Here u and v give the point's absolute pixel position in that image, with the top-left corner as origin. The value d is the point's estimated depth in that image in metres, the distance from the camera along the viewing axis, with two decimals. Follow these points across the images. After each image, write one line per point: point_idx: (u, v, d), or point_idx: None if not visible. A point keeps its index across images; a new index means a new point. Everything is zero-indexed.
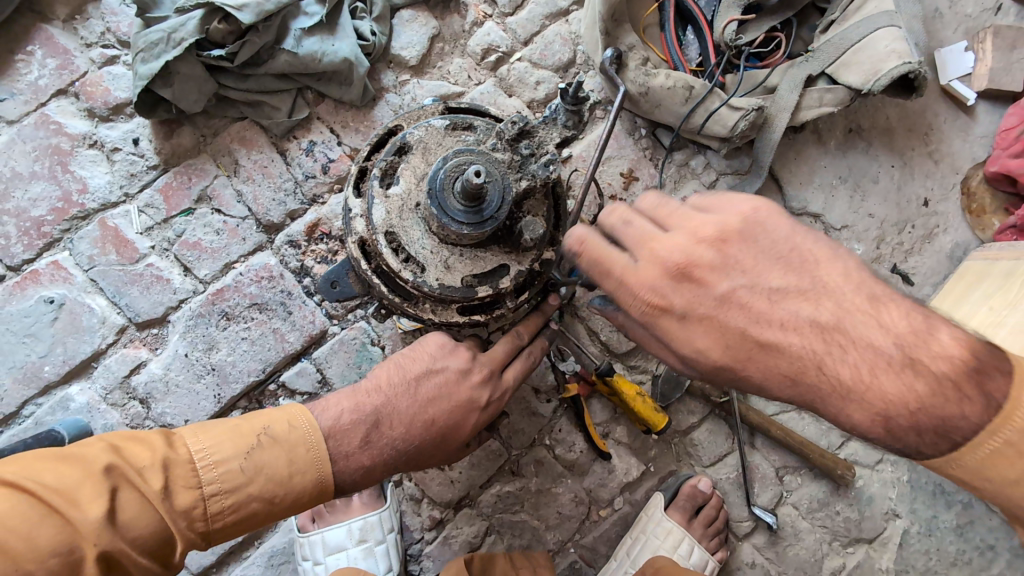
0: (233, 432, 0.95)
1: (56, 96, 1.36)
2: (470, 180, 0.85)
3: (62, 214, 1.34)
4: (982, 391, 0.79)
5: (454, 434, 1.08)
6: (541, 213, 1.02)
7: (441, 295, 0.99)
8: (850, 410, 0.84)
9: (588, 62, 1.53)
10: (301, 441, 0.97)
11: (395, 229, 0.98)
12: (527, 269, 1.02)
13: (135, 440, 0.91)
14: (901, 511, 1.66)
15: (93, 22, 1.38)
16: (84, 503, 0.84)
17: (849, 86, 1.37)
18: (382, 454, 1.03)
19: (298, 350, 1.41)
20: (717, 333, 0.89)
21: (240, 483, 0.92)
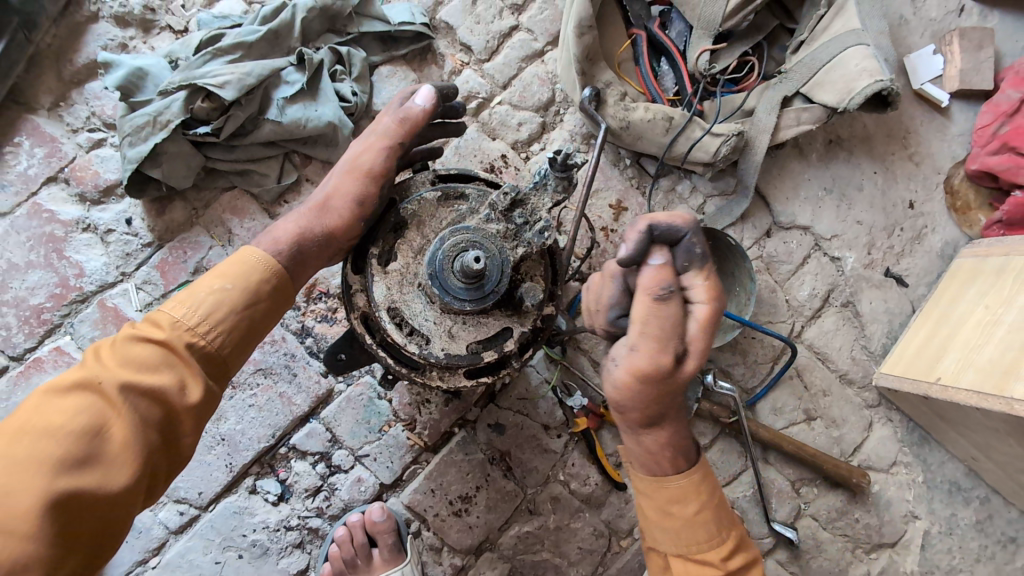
0: (143, 320, 0.82)
1: (46, 183, 1.37)
2: (469, 263, 0.91)
3: (61, 299, 1.35)
4: (718, 519, 1.01)
5: (345, 172, 0.98)
6: (540, 272, 1.03)
7: (447, 364, 1.00)
8: (666, 503, 1.01)
9: (567, 100, 1.56)
10: (222, 269, 0.86)
11: (398, 304, 1.00)
12: (531, 328, 1.03)
13: (55, 404, 0.76)
14: (919, 512, 1.68)
15: (77, 107, 1.39)
16: (45, 459, 0.73)
17: (825, 106, 1.38)
18: (281, 228, 0.94)
19: (306, 411, 1.45)
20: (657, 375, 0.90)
21: (184, 328, 0.81)
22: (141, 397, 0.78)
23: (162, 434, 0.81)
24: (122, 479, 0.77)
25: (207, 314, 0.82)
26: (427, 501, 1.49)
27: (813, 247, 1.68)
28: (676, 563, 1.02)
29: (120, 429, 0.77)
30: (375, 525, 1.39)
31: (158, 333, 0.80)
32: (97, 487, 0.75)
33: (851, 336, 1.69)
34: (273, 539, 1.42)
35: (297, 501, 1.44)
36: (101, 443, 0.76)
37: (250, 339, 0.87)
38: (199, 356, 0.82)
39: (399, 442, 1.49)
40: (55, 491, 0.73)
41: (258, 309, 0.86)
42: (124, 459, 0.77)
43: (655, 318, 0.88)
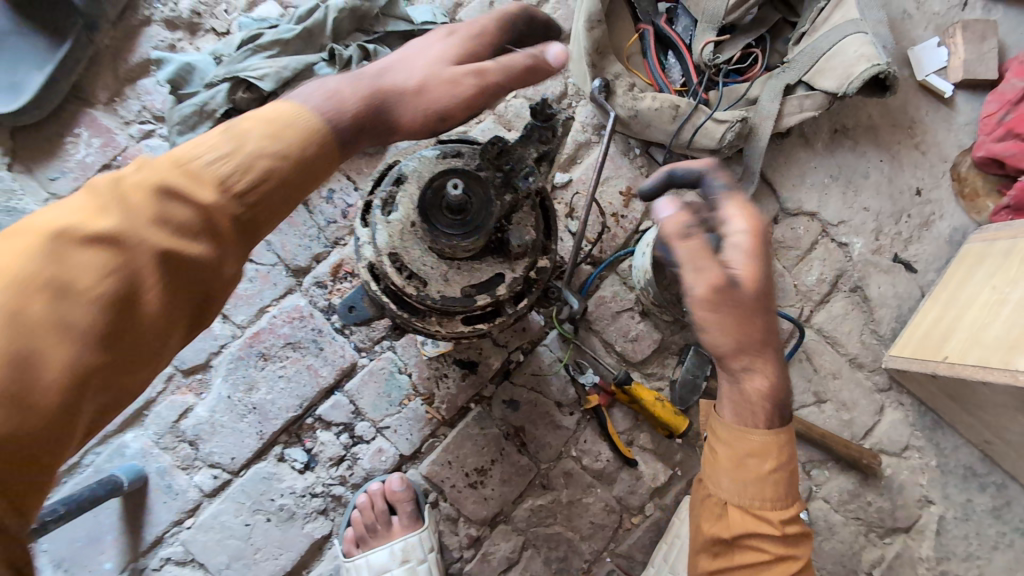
0: (175, 169, 0.73)
1: (101, 170, 1.51)
2: (450, 191, 0.99)
3: None
4: (786, 479, 0.94)
5: (432, 73, 0.91)
6: (529, 223, 1.13)
7: (444, 305, 1.08)
8: (736, 453, 0.93)
9: (578, 93, 1.66)
10: (270, 129, 0.78)
11: (398, 250, 1.08)
12: (521, 274, 1.12)
13: (73, 257, 0.67)
14: (934, 497, 1.67)
15: (131, 102, 1.53)
16: (66, 321, 0.66)
17: (826, 92, 1.45)
18: (342, 97, 0.85)
19: (331, 383, 1.54)
20: (744, 332, 0.89)
21: (228, 194, 0.75)
22: (176, 263, 0.72)
23: (191, 305, 0.76)
24: (152, 347, 0.72)
25: (251, 179, 0.76)
26: (444, 472, 1.55)
27: (820, 233, 1.72)
28: (732, 513, 0.93)
29: (152, 292, 0.71)
30: (394, 494, 1.47)
31: (198, 194, 0.73)
32: (123, 351, 0.70)
33: (860, 320, 1.71)
34: (299, 505, 1.49)
35: (322, 469, 1.52)
36: (133, 309, 0.70)
37: (286, 208, 0.81)
38: (238, 225, 0.77)
39: (417, 415, 1.56)
40: (76, 353, 0.66)
41: (302, 187, 0.81)
42: (156, 325, 0.72)
43: (726, 293, 0.88)
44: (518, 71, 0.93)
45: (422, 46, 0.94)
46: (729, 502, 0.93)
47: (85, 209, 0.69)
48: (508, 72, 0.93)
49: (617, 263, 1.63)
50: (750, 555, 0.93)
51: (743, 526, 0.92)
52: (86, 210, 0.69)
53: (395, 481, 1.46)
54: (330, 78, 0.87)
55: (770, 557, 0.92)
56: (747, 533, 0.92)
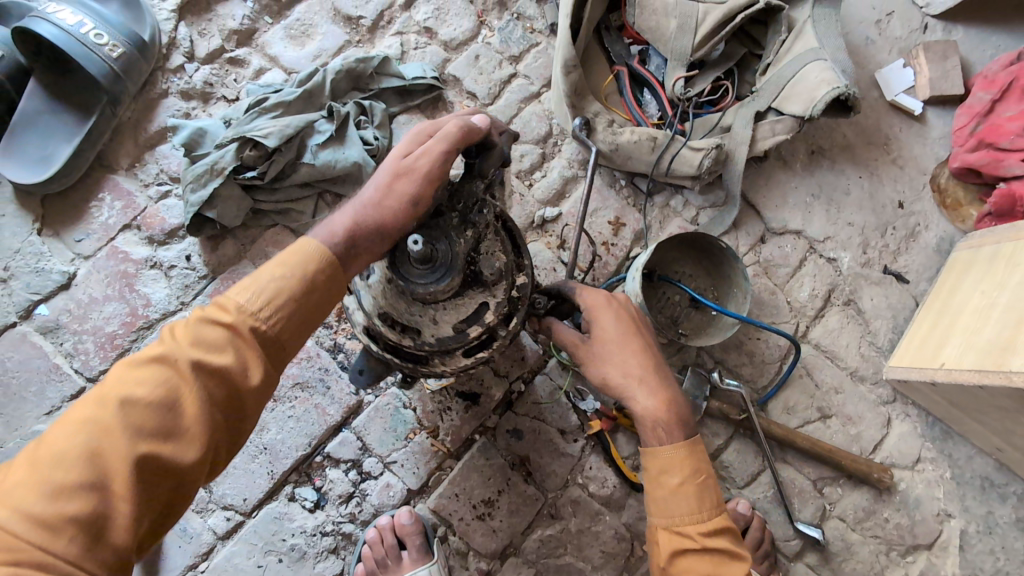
0: (211, 304, 0.93)
1: (122, 230, 1.62)
2: (411, 249, 1.06)
3: (131, 326, 1.56)
4: (700, 492, 1.12)
5: (392, 179, 1.05)
6: (496, 247, 1.20)
7: (441, 345, 1.15)
8: (654, 476, 1.15)
9: (563, 132, 1.77)
10: (290, 258, 0.97)
11: (386, 308, 1.15)
12: (503, 296, 1.18)
13: (129, 384, 0.86)
14: (953, 511, 1.64)
15: (149, 166, 1.66)
16: (120, 435, 0.83)
17: (794, 115, 1.53)
18: (336, 222, 1.02)
19: (338, 421, 1.58)
20: (626, 365, 1.16)
21: (248, 312, 0.92)
22: (210, 377, 0.89)
23: (226, 410, 0.91)
24: (193, 450, 0.87)
25: (268, 301, 0.93)
26: (452, 505, 1.57)
27: (808, 250, 1.76)
28: (662, 533, 1.13)
29: (191, 403, 0.88)
30: (404, 527, 1.48)
31: (224, 316, 0.92)
32: (173, 456, 0.86)
33: (857, 333, 1.73)
34: (310, 544, 1.51)
35: (331, 507, 1.54)
36: (177, 422, 0.87)
37: (306, 324, 0.98)
38: (260, 339, 0.93)
39: (423, 449, 1.59)
40: (134, 454, 0.83)
41: (312, 300, 0.97)
42: (195, 430, 0.88)
43: (607, 333, 1.18)
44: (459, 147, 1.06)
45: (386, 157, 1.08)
46: (657, 522, 1.14)
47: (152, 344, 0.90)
48: (454, 140, 1.07)
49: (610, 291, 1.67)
50: (686, 562, 1.09)
51: (670, 540, 1.12)
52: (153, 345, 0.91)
53: (403, 518, 1.48)
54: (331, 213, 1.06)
55: (700, 569, 1.08)
56: (678, 549, 1.10)
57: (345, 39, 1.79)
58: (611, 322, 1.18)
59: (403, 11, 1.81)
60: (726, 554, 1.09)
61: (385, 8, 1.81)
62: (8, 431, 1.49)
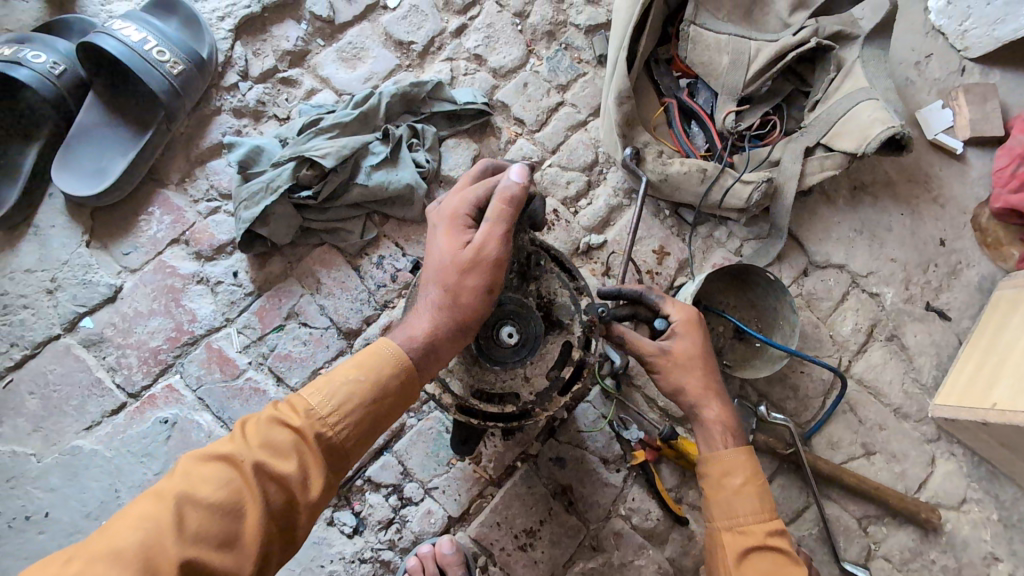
0: (285, 404, 1.00)
1: (170, 245, 1.62)
2: (506, 338, 1.23)
3: (175, 342, 1.55)
4: (760, 495, 1.18)
5: (450, 271, 1.09)
6: (555, 286, 1.29)
7: (542, 399, 1.25)
8: (716, 481, 1.20)
9: (609, 161, 1.79)
10: (359, 367, 1.03)
11: (482, 384, 1.25)
12: (580, 329, 1.26)
13: (201, 482, 0.92)
14: (1001, 554, 1.60)
15: (200, 181, 1.67)
16: (176, 534, 0.87)
17: (845, 152, 1.55)
18: (415, 327, 1.10)
19: (380, 444, 1.56)
20: (695, 376, 1.23)
21: (315, 418, 0.98)
22: (274, 483, 0.95)
23: (280, 519, 0.96)
24: (245, 560, 0.92)
25: (337, 410, 0.99)
26: (493, 534, 1.53)
27: (850, 284, 1.77)
28: (725, 534, 1.17)
29: (251, 510, 0.92)
30: (445, 557, 1.44)
31: (295, 421, 0.98)
32: (225, 559, 0.90)
33: (900, 369, 1.72)
34: (348, 571, 1.48)
35: (370, 533, 1.51)
36: (234, 525, 0.92)
37: (368, 435, 1.03)
38: (321, 448, 0.98)
39: (465, 475, 1.56)
40: (189, 557, 0.87)
41: (374, 410, 1.02)
42: (248, 540, 0.92)
43: (684, 349, 1.24)
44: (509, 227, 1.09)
45: (434, 247, 1.14)
46: (720, 525, 1.18)
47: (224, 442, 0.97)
48: (506, 218, 1.09)
49: None
50: (751, 564, 1.13)
51: (733, 541, 1.16)
52: (225, 441, 0.98)
53: (445, 547, 1.44)
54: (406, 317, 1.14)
55: (764, 567, 1.12)
56: (742, 549, 1.14)
57: (396, 63, 1.81)
58: (690, 334, 1.25)
59: (454, 38, 1.85)
60: (786, 554, 1.13)
61: (436, 35, 1.84)
62: (46, 446, 1.46)
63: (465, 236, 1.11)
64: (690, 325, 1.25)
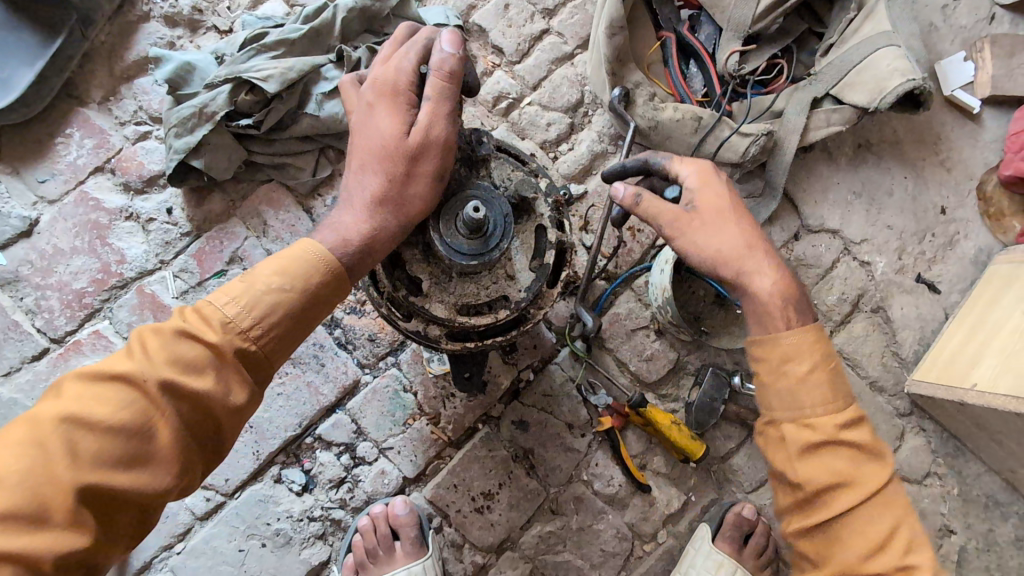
0: (191, 313, 0.79)
1: (93, 173, 1.43)
2: (470, 215, 0.86)
3: (102, 284, 1.39)
4: (831, 383, 0.96)
5: (391, 160, 0.85)
6: (506, 168, 0.97)
7: (534, 295, 0.97)
8: (775, 364, 0.98)
9: (595, 101, 1.61)
10: (290, 262, 0.81)
11: (461, 298, 0.95)
12: (550, 205, 0.98)
13: (93, 399, 0.74)
14: (955, 526, 1.60)
15: (126, 101, 1.46)
16: (68, 462, 0.72)
17: (856, 106, 1.40)
18: (347, 228, 0.85)
19: (332, 401, 1.47)
20: (726, 239, 1.00)
21: (233, 332, 0.78)
22: (186, 400, 0.77)
23: (203, 435, 0.80)
24: (162, 479, 0.77)
25: (258, 317, 0.79)
26: (449, 496, 1.48)
27: (842, 251, 1.66)
28: (789, 429, 0.96)
29: (163, 428, 0.76)
30: (397, 518, 1.39)
31: (207, 336, 0.77)
32: (137, 483, 0.75)
33: (882, 342, 1.65)
34: (296, 529, 1.42)
35: (321, 491, 1.45)
36: (142, 448, 0.76)
37: (300, 339, 0.84)
38: (245, 362, 0.79)
39: (422, 436, 1.49)
40: (90, 482, 0.72)
41: (306, 316, 0.82)
42: (164, 460, 0.77)
43: (705, 209, 1.01)
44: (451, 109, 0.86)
45: (362, 126, 0.87)
46: (785, 418, 0.96)
47: (119, 358, 0.77)
48: (452, 94, 0.86)
49: (632, 279, 1.59)
50: (821, 459, 0.94)
51: (800, 435, 0.95)
52: (120, 357, 0.78)
53: (397, 505, 1.40)
54: (333, 211, 0.87)
55: (834, 467, 0.93)
56: (808, 445, 0.94)
57: None
58: (720, 181, 1.03)
59: None
60: (862, 449, 0.94)
61: None
62: None
63: (405, 113, 0.86)
64: (706, 173, 1.03)
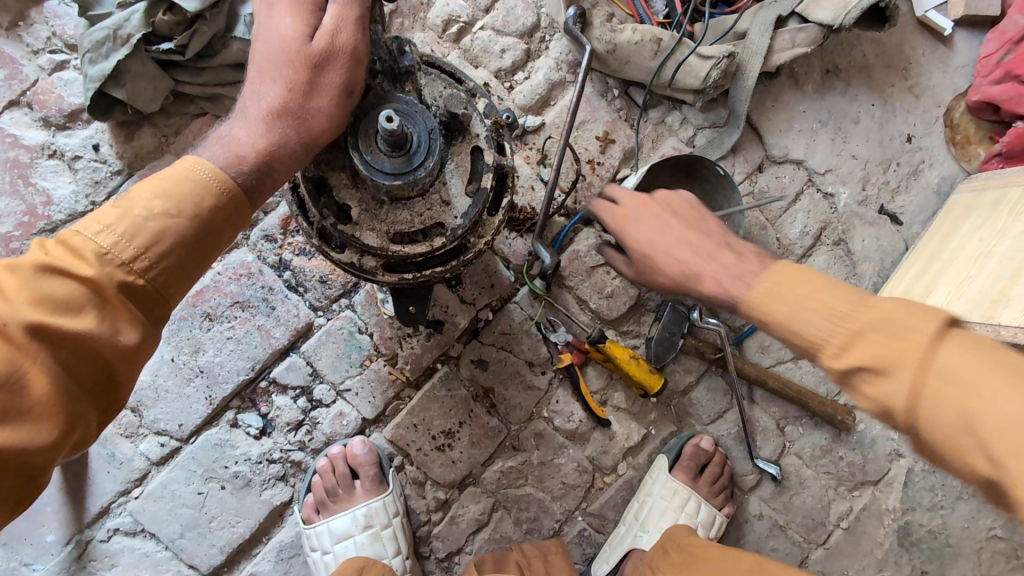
0: (57, 247, 0.69)
1: (8, 107, 1.32)
2: (384, 126, 0.80)
3: (30, 228, 1.31)
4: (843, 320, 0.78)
5: (290, 69, 0.79)
6: (437, 85, 0.92)
7: (473, 222, 0.92)
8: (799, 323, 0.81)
9: (552, 25, 1.52)
10: (178, 184, 0.73)
11: (395, 226, 0.91)
12: (486, 127, 0.93)
13: None
14: (904, 451, 1.64)
15: (37, 27, 1.33)
16: None
17: (821, 24, 1.36)
18: (240, 142, 0.79)
19: (285, 345, 1.44)
20: (678, 242, 0.93)
21: (113, 263, 0.69)
22: (64, 344, 0.68)
23: (92, 383, 0.72)
24: (45, 435, 0.68)
25: (143, 246, 0.71)
26: (410, 435, 1.48)
27: (806, 182, 1.63)
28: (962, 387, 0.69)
29: (39, 376, 0.68)
30: (355, 458, 1.40)
31: (80, 269, 0.68)
32: (13, 442, 0.66)
33: (840, 275, 1.63)
34: (256, 471, 1.42)
35: (279, 435, 1.44)
36: (16, 402, 0.67)
37: (196, 270, 0.77)
38: (132, 296, 0.72)
39: (380, 377, 1.47)
40: None
41: (201, 245, 0.75)
42: (46, 411, 0.68)
43: (639, 222, 0.97)
44: (362, 14, 0.81)
45: (263, 31, 0.82)
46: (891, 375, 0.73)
47: None
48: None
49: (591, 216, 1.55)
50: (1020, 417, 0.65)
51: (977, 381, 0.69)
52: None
53: (356, 445, 1.40)
54: (226, 126, 0.81)
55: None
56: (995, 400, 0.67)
57: None
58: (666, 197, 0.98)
59: None
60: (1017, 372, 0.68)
61: None
62: None
63: (310, 18, 0.80)
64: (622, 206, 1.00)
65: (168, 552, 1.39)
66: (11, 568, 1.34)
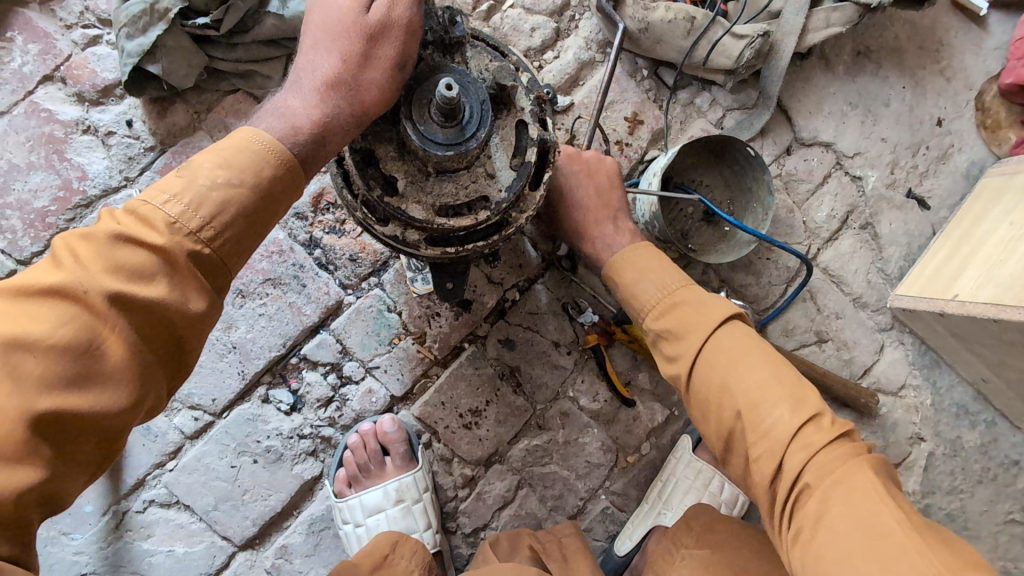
0: (128, 216, 0.71)
1: (42, 82, 1.33)
2: (443, 95, 0.80)
3: (64, 203, 1.31)
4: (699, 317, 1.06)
5: (346, 40, 0.80)
6: (484, 59, 0.93)
7: (515, 196, 0.93)
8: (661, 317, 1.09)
9: (582, 4, 1.51)
10: (241, 156, 0.74)
11: (440, 200, 0.91)
12: (532, 100, 0.93)
13: (25, 318, 0.66)
14: (925, 435, 1.64)
15: (71, 2, 1.34)
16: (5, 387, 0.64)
17: (858, 3, 1.38)
18: (297, 113, 0.79)
19: (316, 322, 1.46)
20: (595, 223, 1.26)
21: (182, 232, 0.71)
22: (135, 311, 0.69)
23: (162, 350, 0.73)
24: (119, 400, 0.70)
25: (210, 215, 0.72)
26: (437, 413, 1.50)
27: (834, 165, 1.62)
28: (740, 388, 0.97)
29: (113, 342, 0.69)
30: (385, 435, 1.42)
31: (152, 238, 0.70)
32: (92, 405, 0.68)
33: (868, 258, 1.64)
34: (287, 446, 1.44)
35: (309, 411, 1.45)
36: (94, 368, 0.68)
37: (256, 241, 0.78)
38: (200, 265, 0.73)
39: (408, 355, 1.49)
40: (38, 407, 0.65)
41: (261, 215, 0.76)
42: (121, 378, 0.70)
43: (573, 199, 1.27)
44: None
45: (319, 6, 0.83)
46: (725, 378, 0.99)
47: (49, 272, 0.69)
48: None
49: None
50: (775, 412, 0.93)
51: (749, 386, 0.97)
52: (48, 270, 0.69)
53: (387, 422, 1.43)
54: (279, 97, 0.82)
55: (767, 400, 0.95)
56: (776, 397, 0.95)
57: None
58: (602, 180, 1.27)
59: None
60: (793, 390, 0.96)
61: None
62: None
63: None
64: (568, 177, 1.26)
65: (202, 524, 1.41)
66: (51, 537, 1.36)
